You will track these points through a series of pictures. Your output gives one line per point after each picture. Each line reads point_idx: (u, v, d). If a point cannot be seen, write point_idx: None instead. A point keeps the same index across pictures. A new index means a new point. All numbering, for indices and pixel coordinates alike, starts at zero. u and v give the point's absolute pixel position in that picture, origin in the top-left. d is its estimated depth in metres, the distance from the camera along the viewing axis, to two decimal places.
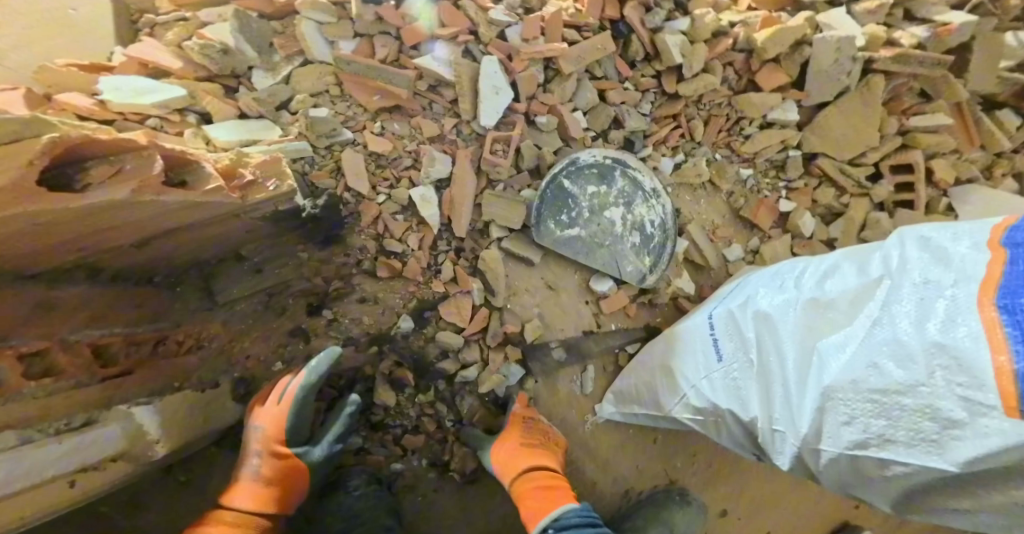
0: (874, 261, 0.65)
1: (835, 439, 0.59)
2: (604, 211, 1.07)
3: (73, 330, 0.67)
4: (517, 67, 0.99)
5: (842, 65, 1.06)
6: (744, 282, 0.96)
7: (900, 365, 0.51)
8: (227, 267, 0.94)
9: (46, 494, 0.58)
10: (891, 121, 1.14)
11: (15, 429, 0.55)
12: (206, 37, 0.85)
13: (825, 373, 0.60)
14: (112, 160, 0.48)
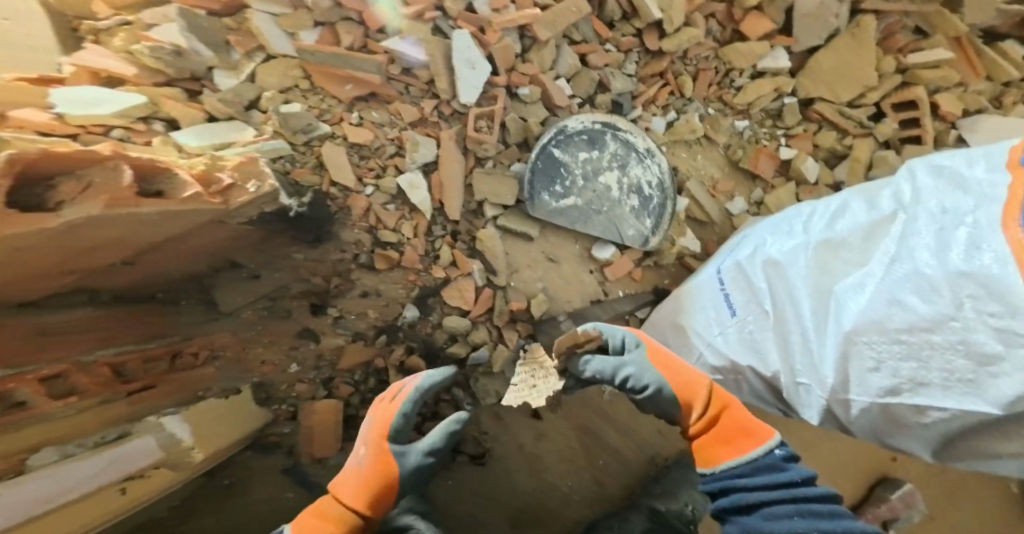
0: (885, 194, 0.65)
1: (863, 386, 0.60)
2: (599, 177, 1.04)
3: (91, 350, 0.69)
4: (490, 39, 0.97)
5: (829, 6, 1.06)
6: (750, 230, 0.93)
7: (924, 300, 0.51)
8: (225, 276, 0.92)
9: (95, 506, 0.61)
10: (887, 59, 1.10)
11: (53, 445, 0.58)
12: (152, 39, 0.76)
13: (842, 318, 0.61)
14: (76, 173, 0.45)
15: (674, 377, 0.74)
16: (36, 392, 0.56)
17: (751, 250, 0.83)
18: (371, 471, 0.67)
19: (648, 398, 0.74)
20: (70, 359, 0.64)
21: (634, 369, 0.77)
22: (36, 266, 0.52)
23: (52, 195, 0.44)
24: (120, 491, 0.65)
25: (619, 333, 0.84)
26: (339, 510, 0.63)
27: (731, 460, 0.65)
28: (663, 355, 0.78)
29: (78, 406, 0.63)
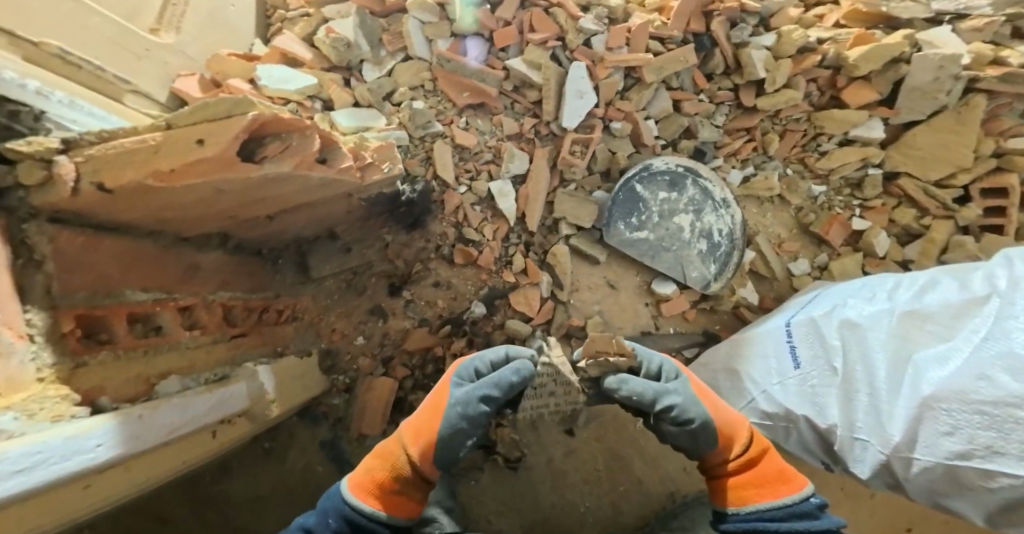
0: (976, 278, 0.78)
1: (931, 447, 0.71)
2: (673, 217, 1.10)
3: (211, 291, 0.82)
4: (599, 73, 1.06)
5: (943, 83, 1.03)
6: (821, 291, 1.02)
7: (1015, 378, 0.63)
8: (321, 245, 1.05)
9: (195, 443, 0.65)
10: (987, 141, 1.07)
11: (175, 375, 0.66)
12: (333, 31, 0.99)
13: (924, 382, 0.73)
14: (282, 136, 0.55)
15: (720, 415, 0.77)
16: (172, 320, 0.70)
17: (827, 308, 0.93)
18: (427, 455, 0.70)
19: (687, 429, 0.76)
20: (195, 296, 0.77)
21: (678, 398, 0.79)
22: (214, 205, 0.68)
23: (260, 150, 0.54)
24: (211, 434, 0.69)
25: (659, 362, 0.88)
26: (391, 489, 0.67)
27: (772, 502, 0.67)
28: (707, 395, 0.81)
29: (198, 338, 0.75)
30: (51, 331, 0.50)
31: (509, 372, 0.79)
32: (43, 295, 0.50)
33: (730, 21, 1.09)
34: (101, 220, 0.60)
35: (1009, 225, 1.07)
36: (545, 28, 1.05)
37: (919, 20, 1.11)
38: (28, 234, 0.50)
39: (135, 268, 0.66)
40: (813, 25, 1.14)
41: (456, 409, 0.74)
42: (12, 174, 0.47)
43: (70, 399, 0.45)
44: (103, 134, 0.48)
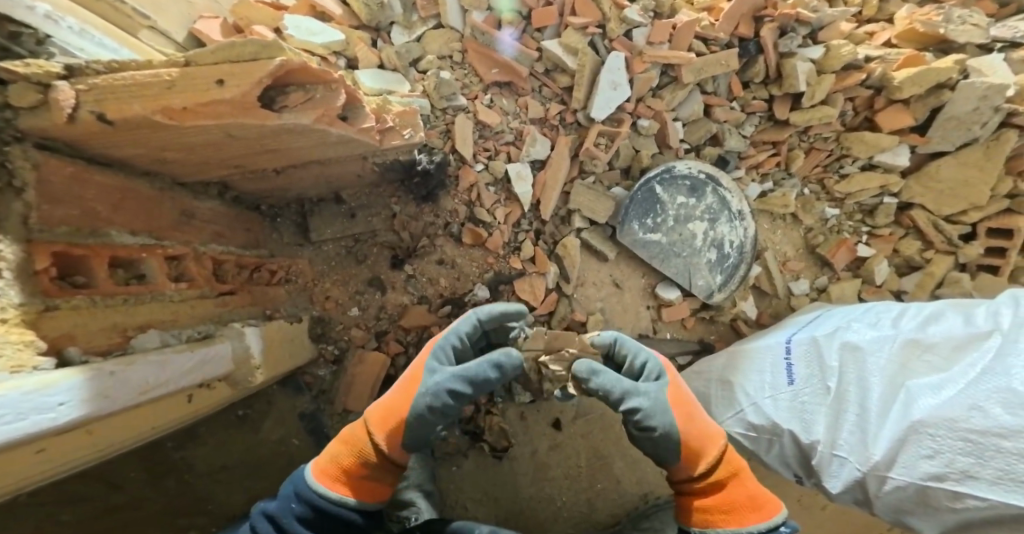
0: (982, 314, 0.78)
1: (908, 468, 0.72)
2: (688, 223, 1.09)
3: (204, 242, 0.77)
4: (637, 67, 1.02)
5: (982, 113, 1.03)
6: (823, 311, 1.04)
7: (1009, 410, 0.62)
8: (324, 208, 1.01)
9: (169, 406, 0.61)
10: (1007, 182, 1.09)
11: (156, 329, 0.61)
12: None
13: (915, 407, 0.73)
14: (306, 86, 0.53)
15: (692, 430, 0.70)
16: (157, 269, 0.64)
17: (830, 330, 0.93)
18: (395, 441, 0.66)
19: (648, 436, 0.70)
20: (187, 246, 0.71)
21: (645, 403, 0.70)
22: (219, 152, 0.63)
23: (281, 99, 0.52)
24: (188, 398, 0.65)
25: (644, 359, 0.80)
26: (358, 475, 0.65)
27: (733, 529, 0.66)
28: (685, 401, 0.73)
29: (184, 291, 0.69)
30: (23, 268, 0.44)
31: (488, 369, 0.69)
32: (19, 225, 0.44)
33: (781, 29, 1.07)
34: (95, 155, 0.55)
35: (1005, 267, 1.11)
36: (587, 13, 1.00)
37: (974, 45, 1.10)
38: (10, 158, 0.44)
39: (126, 206, 0.61)
40: (863, 42, 1.14)
41: (423, 399, 0.67)
42: (2, 93, 0.42)
43: (35, 349, 0.42)
44: (113, 64, 0.44)
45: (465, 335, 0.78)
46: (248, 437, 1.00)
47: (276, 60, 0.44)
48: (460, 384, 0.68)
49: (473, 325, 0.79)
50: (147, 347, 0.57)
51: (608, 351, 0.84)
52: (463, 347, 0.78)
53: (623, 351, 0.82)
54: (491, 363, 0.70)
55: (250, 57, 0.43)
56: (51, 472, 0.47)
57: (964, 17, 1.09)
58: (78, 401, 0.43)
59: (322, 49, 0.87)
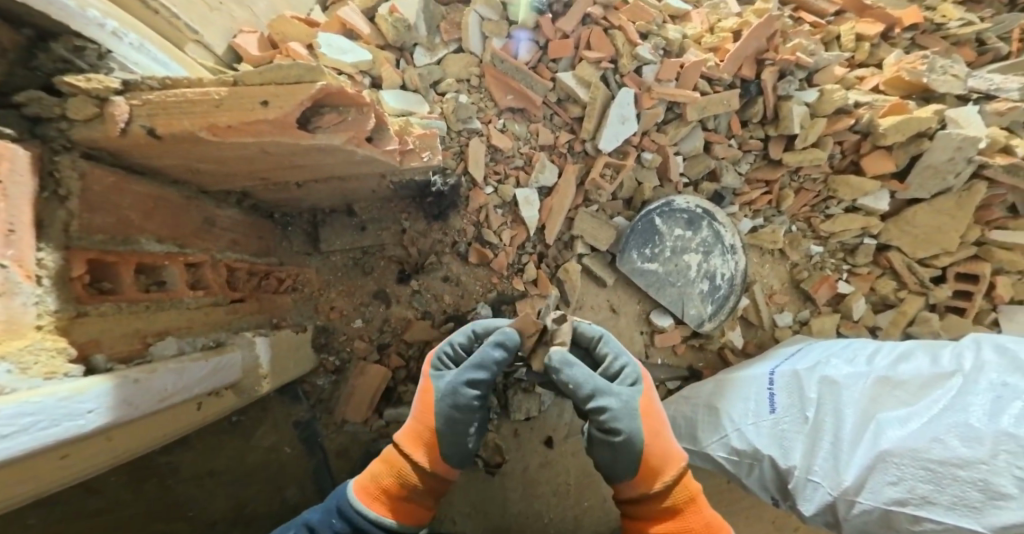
0: (945, 355, 0.85)
1: (875, 494, 0.76)
2: (684, 254, 1.14)
3: (221, 249, 0.78)
4: (645, 103, 1.08)
5: (956, 164, 1.12)
6: (806, 345, 1.10)
7: (965, 443, 0.70)
8: (337, 219, 1.04)
9: (180, 414, 0.61)
10: (975, 230, 1.19)
11: (173, 335, 0.62)
12: (397, 10, 0.96)
13: (883, 438, 0.79)
14: (341, 108, 0.53)
15: (654, 445, 0.71)
16: (178, 276, 0.65)
17: (810, 363, 0.98)
18: (436, 458, 0.71)
19: (610, 440, 0.71)
20: (206, 254, 0.72)
21: (614, 404, 0.72)
22: (250, 166, 0.65)
23: (315, 120, 0.53)
24: (197, 406, 0.64)
25: (622, 362, 0.79)
26: (399, 496, 0.70)
27: None
28: (654, 414, 0.74)
29: (200, 299, 0.70)
30: (60, 274, 0.45)
31: (491, 348, 0.74)
32: (60, 232, 0.45)
33: (780, 73, 1.15)
34: (133, 164, 0.56)
35: (970, 310, 1.20)
36: (601, 48, 1.07)
37: (953, 95, 1.19)
38: (59, 167, 0.46)
39: (156, 214, 0.63)
40: (854, 86, 1.22)
41: (446, 401, 0.72)
42: (60, 106, 0.43)
43: (66, 356, 0.43)
44: (166, 81, 0.45)
45: (458, 345, 0.80)
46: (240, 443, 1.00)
47: (318, 83, 0.45)
48: (474, 379, 0.73)
49: (468, 335, 0.81)
50: (170, 352, 0.58)
51: (588, 345, 0.84)
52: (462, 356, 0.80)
53: (603, 350, 0.81)
54: (491, 343, 0.75)
55: (293, 82, 0.44)
56: (74, 478, 0.47)
57: (945, 67, 1.18)
58: (107, 407, 0.44)
59: (351, 68, 0.92)
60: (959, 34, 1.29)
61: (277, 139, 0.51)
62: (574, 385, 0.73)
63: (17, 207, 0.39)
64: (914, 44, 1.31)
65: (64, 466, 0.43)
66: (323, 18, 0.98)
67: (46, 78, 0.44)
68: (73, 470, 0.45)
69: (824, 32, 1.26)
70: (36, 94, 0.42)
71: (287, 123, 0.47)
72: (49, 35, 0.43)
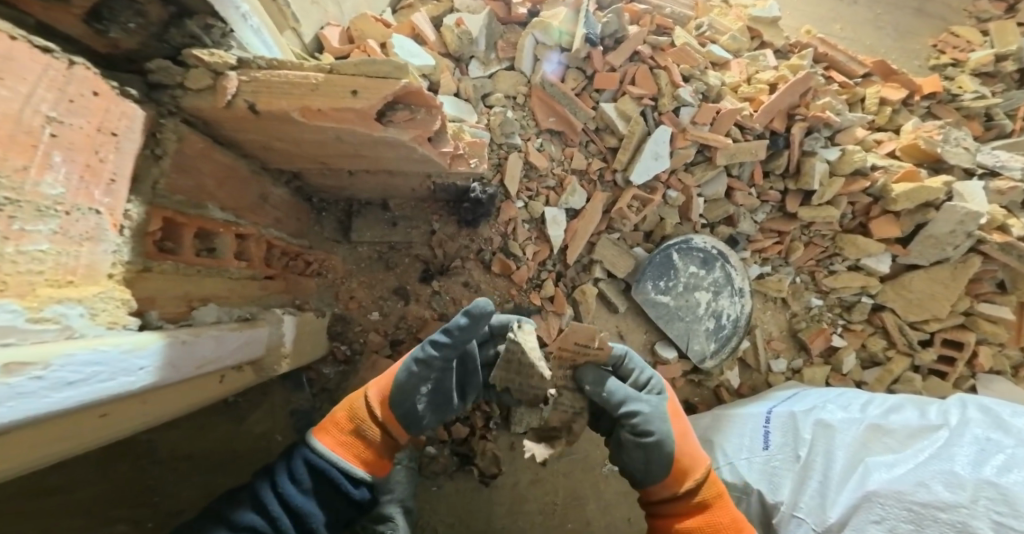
0: (933, 410, 0.90)
1: (857, 532, 0.78)
2: (695, 291, 1.19)
3: (266, 226, 0.81)
4: (678, 143, 1.16)
5: (956, 237, 1.20)
6: (799, 391, 1.13)
7: (948, 488, 0.73)
8: (371, 212, 1.08)
9: (210, 386, 0.58)
10: (964, 300, 1.27)
11: (214, 303, 0.62)
12: (463, 24, 1.03)
13: (870, 480, 0.81)
14: (413, 107, 0.56)
15: (684, 450, 0.75)
16: (227, 246, 0.67)
17: (807, 407, 1.01)
18: (385, 401, 0.75)
19: (642, 441, 0.75)
20: (254, 228, 0.75)
21: (645, 408, 0.78)
22: (319, 149, 0.67)
23: (389, 114, 0.55)
24: (222, 378, 0.61)
25: (648, 375, 0.85)
26: (347, 432, 0.73)
27: None
28: (680, 420, 0.80)
29: (241, 270, 0.72)
30: (140, 228, 0.47)
31: (460, 315, 0.75)
32: (149, 188, 0.48)
33: (806, 129, 1.23)
34: (218, 135, 0.61)
35: (952, 374, 1.27)
36: (645, 86, 1.15)
37: (962, 167, 1.29)
38: (162, 130, 0.51)
39: (226, 184, 0.67)
40: (872, 148, 1.31)
41: (414, 354, 0.77)
42: (182, 76, 0.50)
43: (129, 308, 0.42)
44: (274, 61, 0.50)
45: None
46: (230, 428, 0.98)
47: (404, 81, 0.50)
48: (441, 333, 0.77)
49: (484, 316, 0.87)
50: (210, 319, 0.58)
51: (615, 363, 0.87)
52: None
53: (629, 367, 0.86)
54: (461, 312, 0.76)
55: (384, 77, 0.49)
56: (108, 436, 0.43)
57: (957, 139, 1.29)
58: (168, 366, 0.43)
59: (415, 71, 0.99)
60: (970, 107, 1.40)
61: (352, 127, 0.54)
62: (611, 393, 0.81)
63: (123, 159, 0.43)
64: (929, 112, 1.42)
65: (109, 422, 0.39)
66: (395, 20, 1.06)
67: (172, 49, 0.49)
68: (112, 428, 0.41)
69: (851, 93, 1.35)
70: (164, 63, 0.49)
71: (367, 113, 0.51)
72: (186, 13, 0.48)
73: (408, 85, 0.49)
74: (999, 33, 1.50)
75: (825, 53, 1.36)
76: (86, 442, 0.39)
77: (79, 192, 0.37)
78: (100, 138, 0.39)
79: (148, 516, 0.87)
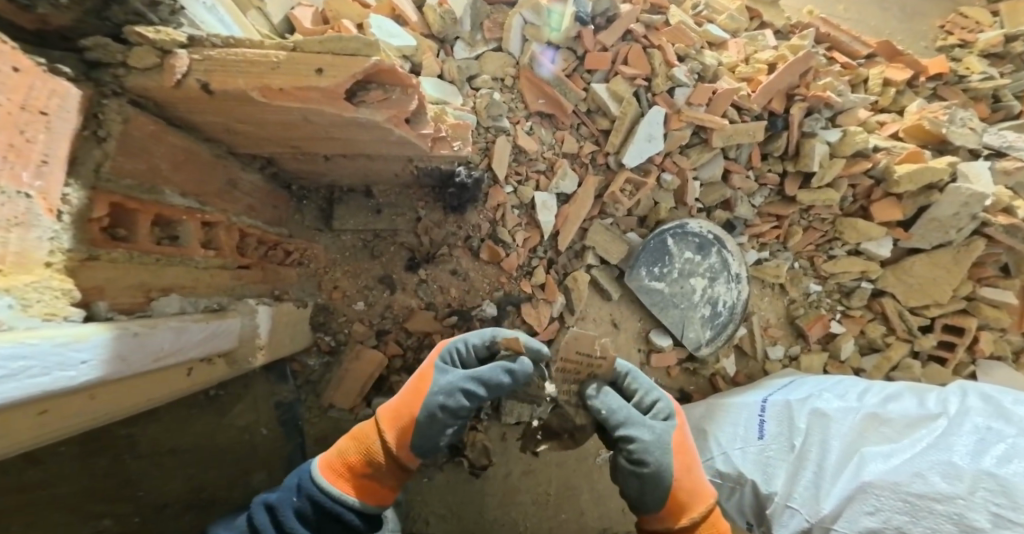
0: (932, 398, 0.88)
1: (850, 523, 0.76)
2: (690, 278, 1.16)
3: (237, 213, 0.79)
4: (673, 124, 1.12)
5: (960, 219, 1.17)
6: (796, 379, 1.11)
7: (946, 480, 0.71)
8: (354, 199, 1.05)
9: (173, 380, 0.55)
10: (967, 285, 1.24)
11: (176, 293, 0.59)
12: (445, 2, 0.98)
13: (866, 470, 0.78)
14: (388, 86, 0.52)
15: (685, 485, 0.71)
16: (192, 233, 0.64)
17: (803, 395, 0.98)
18: (403, 443, 0.70)
19: (637, 471, 0.72)
20: (222, 215, 0.73)
21: (645, 436, 0.73)
22: (287, 132, 0.64)
23: (360, 94, 0.51)
24: (187, 372, 0.59)
25: (655, 397, 0.80)
26: (362, 474, 0.69)
27: None
28: (686, 450, 0.74)
29: (209, 259, 0.69)
30: (82, 214, 0.44)
31: (501, 373, 0.72)
32: (91, 170, 0.45)
33: (806, 110, 1.19)
34: (174, 117, 0.58)
35: (952, 360, 1.24)
36: (638, 66, 1.11)
37: (967, 149, 1.24)
38: (105, 111, 0.47)
39: (185, 168, 0.63)
40: (874, 130, 1.27)
41: (437, 398, 0.71)
42: (124, 53, 0.46)
43: (70, 299, 0.39)
44: (229, 39, 0.46)
45: (472, 345, 0.78)
46: (212, 420, 0.94)
47: (374, 60, 0.46)
48: (473, 384, 0.72)
49: (484, 339, 0.79)
50: (170, 310, 0.55)
51: (616, 380, 0.82)
52: (469, 355, 0.78)
53: (632, 386, 0.81)
54: (502, 367, 0.73)
55: (352, 54, 0.45)
56: (56, 437, 0.40)
57: (963, 120, 1.24)
58: (117, 361, 0.40)
59: (394, 52, 0.95)
60: (978, 89, 1.35)
61: (316, 106, 0.50)
62: (608, 413, 0.75)
63: (55, 141, 0.40)
64: (935, 93, 1.37)
65: (45, 424, 0.35)
66: None
67: (114, 27, 0.46)
68: (53, 429, 0.37)
69: (853, 74, 1.31)
70: (102, 40, 0.45)
71: (334, 92, 0.47)
72: None
73: (378, 62, 0.46)
74: (1010, 13, 1.44)
75: (827, 33, 1.31)
76: (27, 446, 0.36)
77: (3, 174, 0.33)
78: (26, 116, 0.36)
79: (132, 511, 0.85)
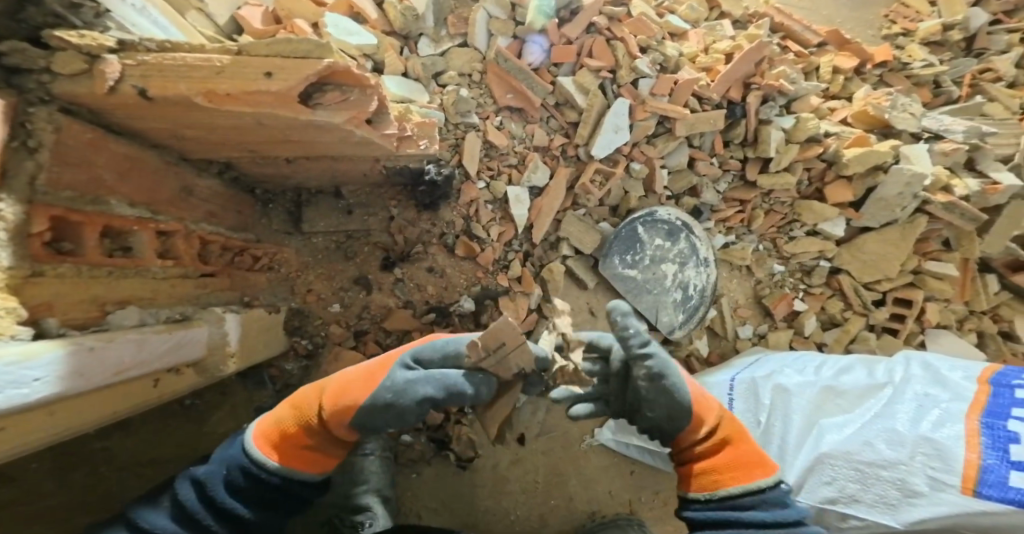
0: (880, 368, 0.92)
1: (811, 493, 0.81)
2: (662, 264, 1.19)
3: (196, 220, 0.77)
4: (639, 115, 1.14)
5: (904, 198, 1.24)
6: (762, 357, 1.15)
7: (890, 446, 0.75)
8: (323, 200, 1.04)
9: (137, 393, 0.54)
10: (912, 260, 1.33)
11: (134, 306, 0.58)
12: None
13: (822, 442, 0.83)
14: (344, 87, 0.51)
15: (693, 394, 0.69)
16: (146, 243, 0.63)
17: (766, 372, 1.03)
18: (343, 421, 0.63)
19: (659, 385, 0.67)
20: (179, 223, 0.71)
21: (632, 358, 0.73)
22: (245, 136, 0.62)
23: (317, 95, 0.50)
24: (155, 383, 0.57)
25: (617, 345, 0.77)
26: (297, 444, 0.63)
27: (745, 485, 0.63)
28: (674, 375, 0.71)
29: (168, 269, 0.67)
30: (21, 229, 0.41)
31: (463, 380, 0.64)
32: (25, 185, 0.42)
33: (763, 98, 1.23)
34: (112, 124, 0.56)
35: (903, 330, 1.33)
36: (603, 58, 1.13)
37: (909, 132, 1.33)
38: (32, 119, 0.44)
39: (130, 175, 0.61)
40: (825, 116, 1.34)
41: (384, 394, 0.63)
42: (47, 59, 0.43)
43: (15, 317, 0.37)
44: (165, 43, 0.45)
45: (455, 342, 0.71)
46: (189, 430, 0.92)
47: (327, 62, 0.45)
48: (427, 386, 0.64)
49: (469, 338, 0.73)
50: (129, 323, 0.54)
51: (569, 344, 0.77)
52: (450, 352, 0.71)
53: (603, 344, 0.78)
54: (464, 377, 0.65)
55: (302, 56, 0.44)
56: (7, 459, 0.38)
57: (905, 106, 1.32)
58: (69, 377, 0.38)
59: (355, 50, 0.94)
60: (918, 76, 1.43)
61: (273, 109, 0.49)
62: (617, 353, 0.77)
63: None
64: (881, 81, 1.45)
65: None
66: None
67: (32, 31, 0.44)
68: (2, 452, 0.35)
69: (806, 63, 1.37)
70: (19, 45, 0.42)
71: (286, 98, 0.46)
72: None
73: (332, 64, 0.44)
74: (945, 3, 1.53)
75: (780, 24, 1.37)
76: None
77: None
78: None
79: None
